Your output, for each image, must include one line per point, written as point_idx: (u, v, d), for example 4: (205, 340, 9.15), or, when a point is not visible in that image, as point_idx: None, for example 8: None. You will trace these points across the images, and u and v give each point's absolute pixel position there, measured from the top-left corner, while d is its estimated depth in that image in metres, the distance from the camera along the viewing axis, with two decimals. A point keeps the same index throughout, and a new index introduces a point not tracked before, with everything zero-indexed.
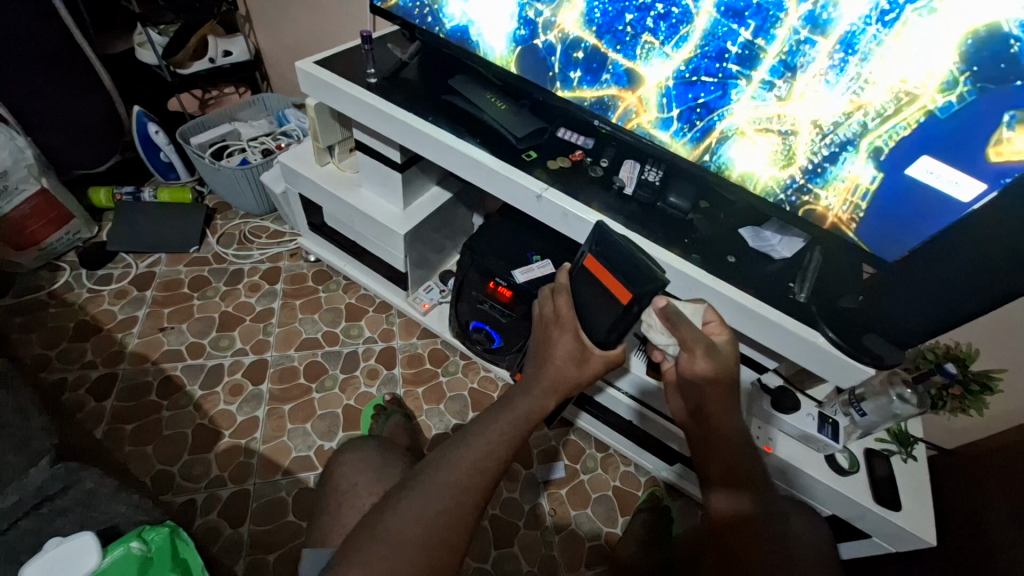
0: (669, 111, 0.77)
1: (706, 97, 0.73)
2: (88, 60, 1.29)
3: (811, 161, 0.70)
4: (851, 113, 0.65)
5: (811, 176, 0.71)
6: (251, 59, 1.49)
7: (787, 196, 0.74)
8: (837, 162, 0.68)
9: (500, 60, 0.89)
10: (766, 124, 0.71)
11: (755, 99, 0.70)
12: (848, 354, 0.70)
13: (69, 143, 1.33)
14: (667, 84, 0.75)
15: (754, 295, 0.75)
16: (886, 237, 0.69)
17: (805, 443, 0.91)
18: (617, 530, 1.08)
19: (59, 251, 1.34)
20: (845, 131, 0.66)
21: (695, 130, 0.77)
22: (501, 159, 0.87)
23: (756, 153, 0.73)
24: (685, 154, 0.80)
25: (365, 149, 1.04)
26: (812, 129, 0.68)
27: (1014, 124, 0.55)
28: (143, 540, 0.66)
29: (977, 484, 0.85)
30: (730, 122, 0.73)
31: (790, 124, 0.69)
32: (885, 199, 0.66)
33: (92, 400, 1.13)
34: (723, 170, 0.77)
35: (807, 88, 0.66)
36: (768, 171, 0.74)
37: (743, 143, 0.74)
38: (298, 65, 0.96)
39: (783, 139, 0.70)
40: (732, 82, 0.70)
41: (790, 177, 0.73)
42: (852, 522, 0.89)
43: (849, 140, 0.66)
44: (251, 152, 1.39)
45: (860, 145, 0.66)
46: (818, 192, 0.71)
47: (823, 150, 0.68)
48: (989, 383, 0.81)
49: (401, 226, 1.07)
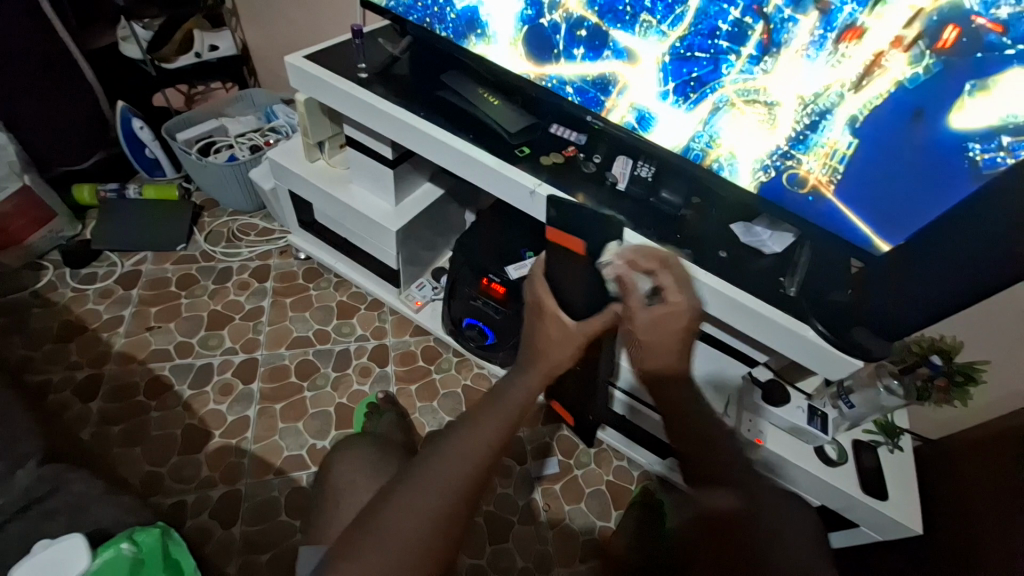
0: (664, 86, 0.77)
1: (699, 71, 0.73)
2: (71, 53, 1.26)
3: (795, 130, 0.70)
4: (830, 85, 0.65)
5: (795, 143, 0.71)
6: (239, 55, 1.47)
7: (772, 162, 0.73)
8: (818, 130, 0.68)
9: (507, 42, 0.87)
10: (753, 95, 0.71)
11: (743, 73, 0.70)
12: (835, 346, 0.72)
13: (51, 141, 1.30)
14: (664, 59, 0.75)
15: (744, 288, 0.76)
16: (863, 198, 0.70)
17: (795, 436, 0.92)
18: (611, 524, 1.09)
19: (41, 250, 1.31)
20: (823, 101, 0.66)
21: (689, 102, 0.76)
22: (493, 153, 0.87)
23: (745, 125, 0.73)
24: (681, 130, 0.79)
25: (356, 144, 1.03)
26: (795, 100, 0.68)
27: (976, 93, 0.57)
28: (134, 541, 0.63)
29: (962, 473, 0.87)
30: (720, 95, 0.73)
31: (775, 95, 0.69)
32: (861, 168, 0.68)
33: (78, 401, 1.11)
34: (713, 141, 0.77)
35: (789, 62, 0.66)
36: (756, 142, 0.73)
37: (732, 115, 0.73)
38: (286, 59, 0.95)
39: (769, 110, 0.70)
40: (723, 58, 0.71)
41: (776, 145, 0.72)
42: (840, 512, 0.91)
43: (827, 109, 0.67)
44: (239, 149, 1.37)
45: (839, 114, 0.66)
46: (800, 158, 0.71)
47: (804, 119, 0.69)
48: (972, 375, 0.82)
49: (393, 223, 1.06)
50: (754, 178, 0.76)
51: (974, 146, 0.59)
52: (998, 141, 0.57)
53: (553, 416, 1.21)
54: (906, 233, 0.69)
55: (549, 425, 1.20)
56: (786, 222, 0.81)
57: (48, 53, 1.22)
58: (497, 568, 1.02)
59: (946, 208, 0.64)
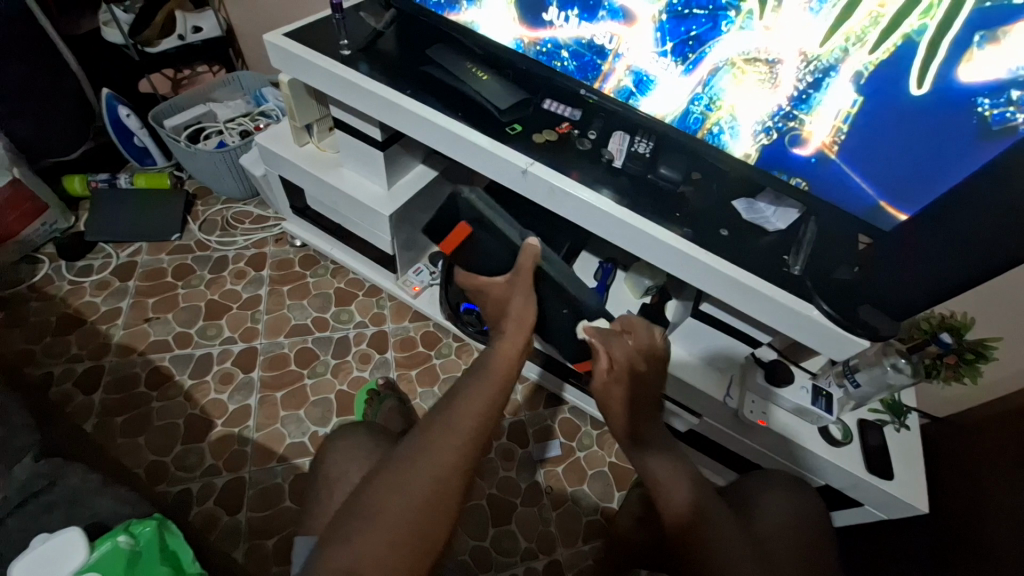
0: (662, 45, 0.72)
1: (697, 29, 0.68)
2: (51, 40, 1.23)
3: (797, 88, 0.66)
4: (835, 39, 0.61)
5: (796, 102, 0.67)
6: (223, 35, 1.41)
7: (773, 124, 0.70)
8: (821, 88, 0.64)
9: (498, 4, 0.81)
10: (753, 54, 0.66)
11: (744, 30, 0.65)
12: (842, 327, 0.69)
13: (39, 133, 1.28)
14: (660, 18, 0.70)
15: (744, 268, 0.73)
16: (868, 158, 0.66)
17: (799, 416, 0.90)
18: (613, 504, 1.09)
19: (36, 243, 1.30)
20: (827, 57, 0.62)
21: (688, 63, 0.72)
22: (482, 130, 0.83)
23: (745, 87, 0.69)
24: (681, 94, 0.75)
25: (344, 127, 1.00)
26: (798, 58, 0.64)
27: (985, 44, 0.54)
28: (131, 534, 0.62)
29: (971, 449, 0.85)
30: (719, 55, 0.69)
31: (776, 53, 0.65)
32: (865, 127, 0.64)
33: (80, 394, 1.11)
34: (714, 102, 0.72)
35: (790, 17, 0.62)
36: (758, 103, 0.69)
37: (733, 76, 0.69)
38: (265, 38, 0.91)
39: (771, 69, 0.66)
40: (723, 14, 0.66)
41: (778, 105, 0.68)
42: (845, 491, 0.90)
43: (832, 66, 0.62)
44: (228, 134, 1.34)
45: (843, 70, 0.62)
46: (803, 119, 0.67)
47: (807, 77, 0.65)
48: (983, 352, 0.79)
49: (386, 207, 1.04)
50: (755, 142, 0.72)
51: (983, 101, 0.56)
52: (1008, 95, 0.55)
53: (554, 399, 1.21)
54: (915, 200, 0.66)
55: (550, 408, 1.19)
56: (790, 198, 0.77)
57: (27, 39, 1.19)
58: (500, 550, 1.03)
59: (957, 171, 0.61)
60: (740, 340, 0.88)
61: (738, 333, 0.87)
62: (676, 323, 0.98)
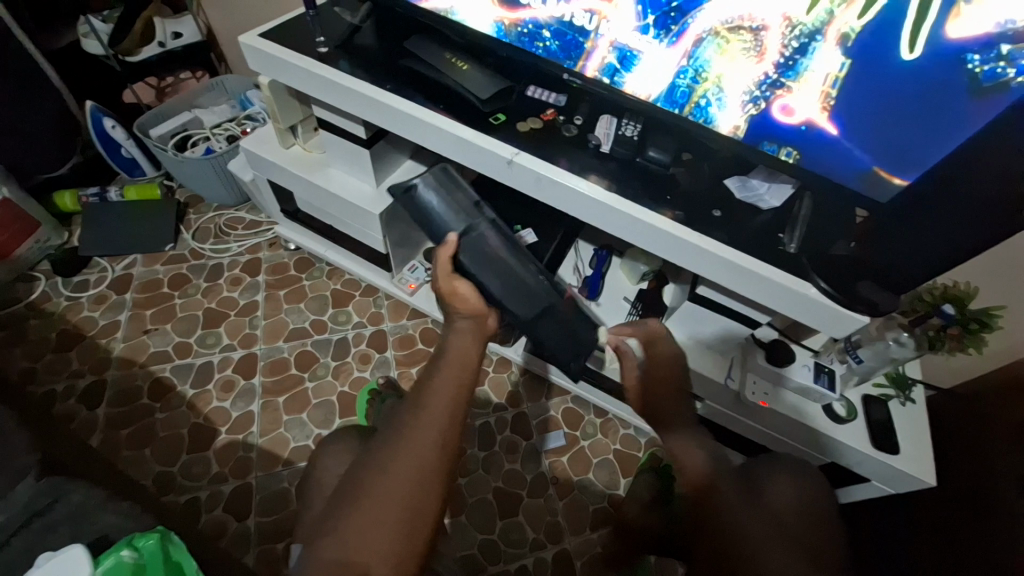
0: (644, 19, 0.70)
1: (679, 0, 0.66)
2: (30, 55, 1.22)
3: (782, 55, 0.64)
4: (819, 1, 0.59)
5: (783, 70, 0.65)
6: (204, 40, 1.40)
7: (761, 93, 0.68)
8: (808, 53, 0.62)
9: None
10: (736, 22, 0.64)
11: None
12: (841, 305, 0.67)
13: (25, 151, 1.27)
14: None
15: (741, 250, 0.72)
16: (862, 124, 0.64)
17: (803, 395, 0.89)
18: (620, 491, 1.08)
19: (31, 261, 1.30)
20: (812, 21, 0.60)
21: (671, 36, 0.69)
22: (466, 123, 0.82)
23: (731, 56, 0.67)
24: (666, 67, 0.72)
25: (328, 126, 0.98)
26: (783, 24, 0.62)
27: None
28: (134, 548, 0.58)
29: (978, 420, 0.84)
30: (702, 25, 0.67)
31: (760, 20, 0.63)
32: (855, 90, 0.62)
33: (84, 409, 1.12)
34: (700, 75, 0.70)
35: None
36: (744, 73, 0.67)
37: (718, 47, 0.67)
38: (241, 39, 0.89)
39: (755, 36, 0.64)
40: None
41: (765, 74, 0.66)
42: (852, 468, 0.89)
43: (816, 30, 0.60)
44: (215, 140, 1.33)
45: (829, 34, 0.60)
46: (790, 86, 0.65)
47: (792, 42, 0.63)
48: (988, 321, 0.77)
49: (375, 206, 1.03)
50: (743, 113, 0.71)
51: (973, 57, 0.54)
52: (998, 50, 0.53)
53: (557, 390, 1.20)
54: (911, 165, 0.64)
55: (554, 399, 1.19)
56: (784, 174, 0.76)
57: (5, 56, 1.17)
58: (509, 542, 1.03)
59: (952, 133, 0.59)
60: (739, 322, 0.87)
61: (737, 315, 0.86)
62: (674, 308, 0.97)
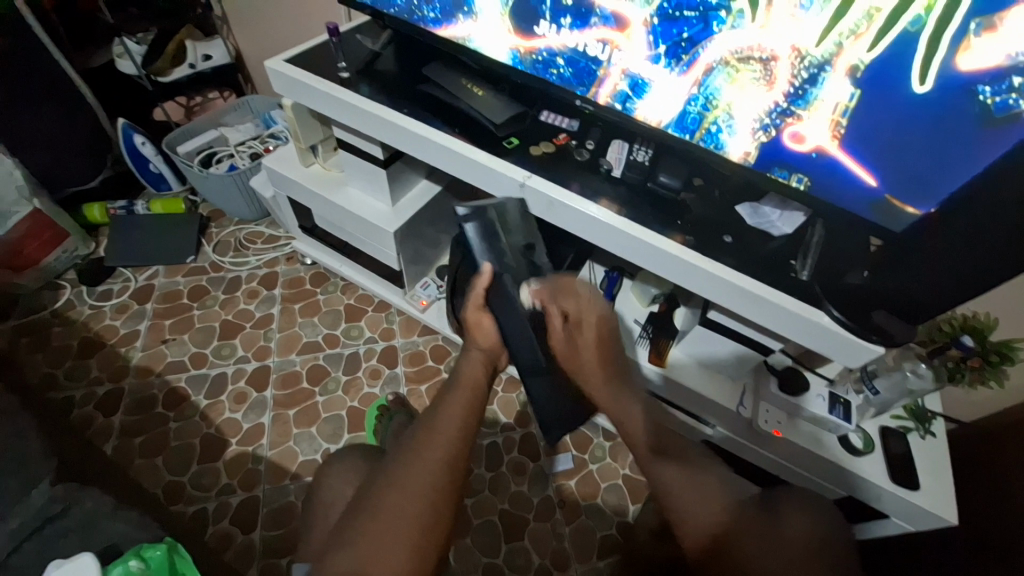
0: (655, 49, 0.71)
1: (689, 31, 0.67)
2: (69, 75, 1.28)
3: (792, 85, 0.64)
4: (828, 34, 0.59)
5: (793, 99, 0.65)
6: (232, 63, 1.46)
7: (771, 121, 0.68)
8: (817, 84, 0.63)
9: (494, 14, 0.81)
10: (746, 53, 0.65)
11: (736, 29, 0.64)
12: (854, 334, 0.66)
13: (60, 165, 1.33)
14: (652, 21, 0.69)
15: (753, 277, 0.71)
16: (873, 152, 0.64)
17: (816, 425, 0.88)
18: (628, 518, 1.06)
19: (59, 270, 1.35)
20: (821, 52, 0.61)
21: (682, 65, 0.71)
22: (479, 146, 0.84)
23: (741, 85, 0.68)
24: (677, 95, 0.73)
25: (347, 146, 1.01)
26: (792, 55, 0.62)
27: (981, 31, 0.52)
28: (142, 558, 0.59)
29: (1001, 456, 0.81)
30: (712, 55, 0.68)
31: (769, 51, 0.64)
32: (866, 120, 0.62)
33: (101, 415, 1.14)
34: (710, 103, 0.71)
35: (781, 15, 0.60)
36: (755, 101, 0.68)
37: (728, 76, 0.68)
38: (268, 64, 0.93)
39: (764, 67, 0.65)
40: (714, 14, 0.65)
41: (775, 103, 0.67)
42: (869, 502, 0.86)
43: (826, 61, 0.61)
44: (239, 158, 1.37)
45: (838, 65, 0.60)
46: (801, 114, 0.65)
47: (801, 73, 0.63)
48: (1007, 353, 0.75)
49: (390, 224, 1.05)
50: (754, 140, 0.71)
51: (984, 89, 0.54)
52: (1009, 82, 0.52)
53: None
54: (924, 193, 0.63)
55: None
56: (795, 201, 0.75)
57: (46, 76, 1.24)
58: (513, 567, 1.01)
59: (965, 163, 0.58)
60: (750, 348, 0.85)
61: (749, 341, 0.84)
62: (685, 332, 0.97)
